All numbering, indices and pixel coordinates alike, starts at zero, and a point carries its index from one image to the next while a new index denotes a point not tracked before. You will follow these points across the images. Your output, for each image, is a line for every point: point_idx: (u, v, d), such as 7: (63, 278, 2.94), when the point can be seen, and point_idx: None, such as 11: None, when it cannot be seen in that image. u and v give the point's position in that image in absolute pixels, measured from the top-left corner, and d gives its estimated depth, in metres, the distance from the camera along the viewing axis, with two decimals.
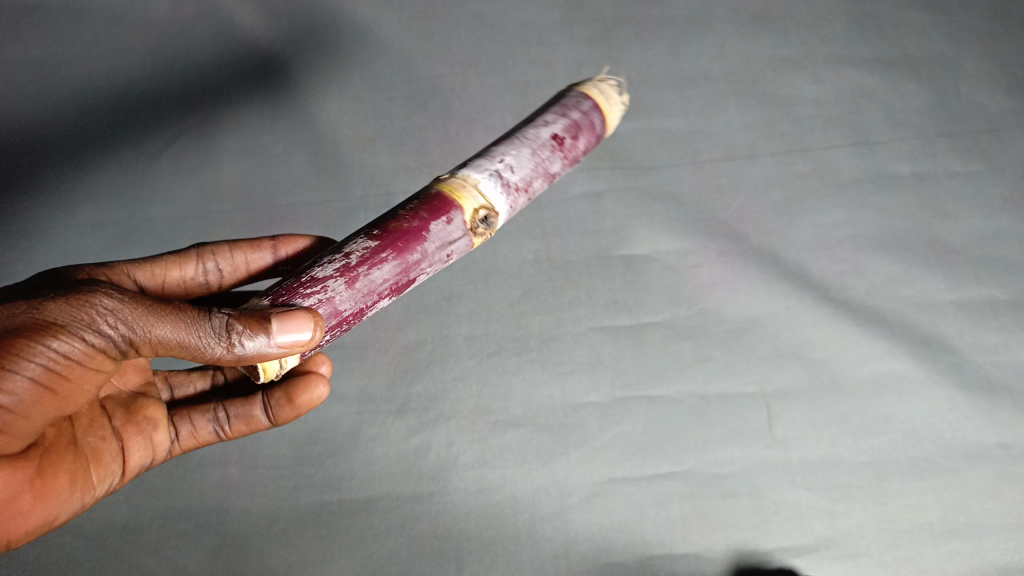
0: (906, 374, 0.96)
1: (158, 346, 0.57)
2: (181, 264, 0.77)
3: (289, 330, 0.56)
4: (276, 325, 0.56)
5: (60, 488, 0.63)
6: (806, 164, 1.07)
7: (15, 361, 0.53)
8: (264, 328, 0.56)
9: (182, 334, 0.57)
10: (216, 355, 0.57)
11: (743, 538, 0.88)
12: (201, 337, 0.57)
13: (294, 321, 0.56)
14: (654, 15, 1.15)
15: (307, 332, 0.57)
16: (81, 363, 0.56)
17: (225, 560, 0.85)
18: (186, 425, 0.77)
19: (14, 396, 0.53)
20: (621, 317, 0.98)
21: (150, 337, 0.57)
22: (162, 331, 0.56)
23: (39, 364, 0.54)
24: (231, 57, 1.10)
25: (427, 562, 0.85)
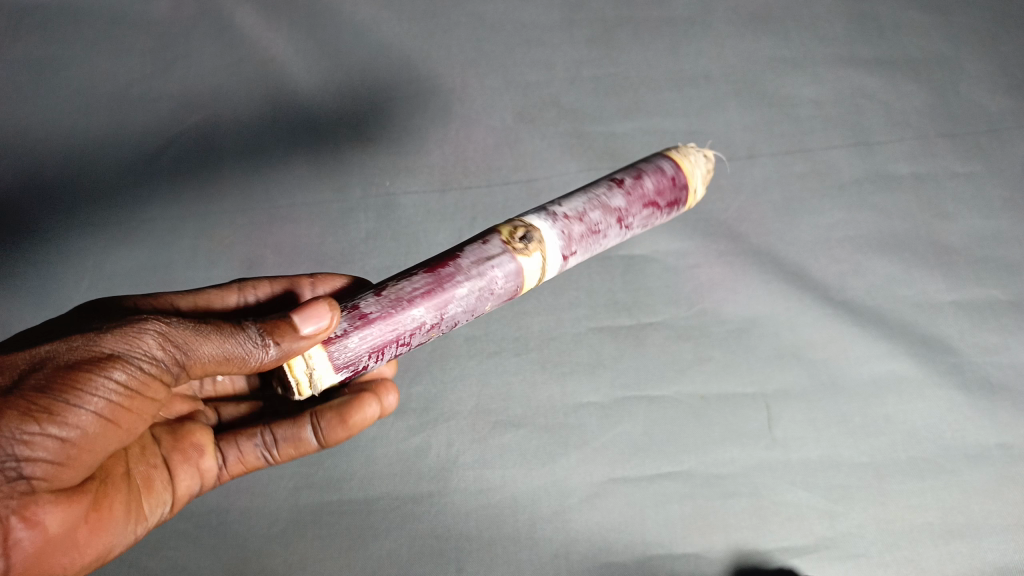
0: (906, 375, 0.96)
1: (206, 364, 0.58)
2: (224, 294, 0.77)
3: (311, 318, 0.58)
4: (295, 320, 0.57)
5: (116, 519, 0.59)
6: (806, 164, 1.07)
7: (75, 392, 0.51)
8: (291, 326, 0.58)
9: (222, 349, 0.57)
10: (258, 361, 0.58)
11: (743, 538, 0.88)
12: (238, 347, 0.57)
13: (313, 310, 0.58)
14: (654, 15, 1.15)
15: (325, 318, 0.58)
16: (139, 390, 0.55)
17: (226, 560, 0.85)
18: (233, 450, 0.72)
19: (76, 430, 0.52)
20: (621, 317, 0.98)
21: (198, 357, 0.57)
22: (206, 351, 0.57)
23: (97, 395, 0.52)
24: (231, 58, 1.10)
25: (427, 563, 0.85)
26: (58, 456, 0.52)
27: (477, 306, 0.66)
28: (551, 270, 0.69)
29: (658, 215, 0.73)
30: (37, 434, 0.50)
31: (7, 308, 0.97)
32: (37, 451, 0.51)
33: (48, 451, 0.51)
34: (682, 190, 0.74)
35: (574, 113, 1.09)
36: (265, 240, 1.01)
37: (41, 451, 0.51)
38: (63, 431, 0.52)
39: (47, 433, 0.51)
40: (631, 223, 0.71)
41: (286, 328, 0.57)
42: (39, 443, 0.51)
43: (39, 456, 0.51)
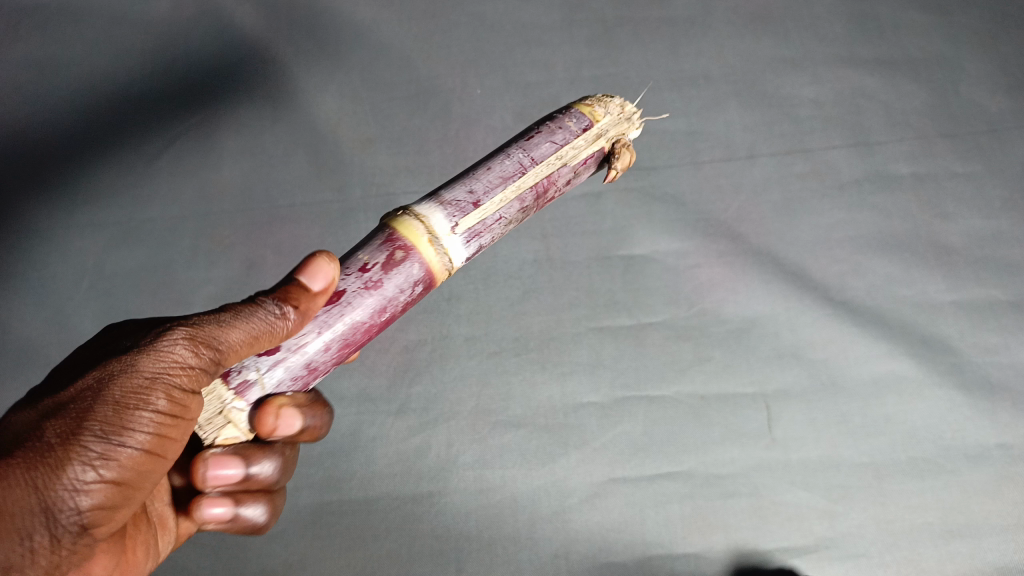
0: (906, 375, 0.96)
1: (246, 356, 0.52)
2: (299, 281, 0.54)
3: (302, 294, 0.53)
4: (304, 280, 0.52)
5: (137, 561, 0.58)
6: (806, 165, 1.07)
7: (122, 431, 0.46)
8: (274, 301, 0.52)
9: (253, 335, 0.51)
10: (287, 334, 0.52)
11: (743, 538, 0.88)
12: (261, 323, 0.51)
13: (314, 265, 0.53)
14: (654, 16, 1.15)
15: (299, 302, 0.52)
16: (181, 416, 0.49)
17: (225, 561, 0.85)
18: None
19: (127, 471, 0.47)
20: (621, 317, 0.98)
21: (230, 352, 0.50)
22: (244, 338, 0.51)
23: (143, 432, 0.47)
24: (230, 57, 1.10)
25: (428, 563, 0.85)
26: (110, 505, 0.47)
27: (347, 263, 0.56)
28: (436, 213, 0.56)
29: (547, 126, 0.61)
30: (88, 484, 0.45)
31: (8, 308, 0.98)
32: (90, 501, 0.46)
33: (100, 501, 0.46)
34: (563, 107, 0.64)
35: None
36: (265, 240, 1.01)
37: (91, 502, 0.46)
38: (109, 478, 0.46)
39: (95, 480, 0.46)
40: (510, 146, 0.60)
41: (299, 290, 0.52)
42: (90, 496, 0.45)
43: (87, 509, 0.46)
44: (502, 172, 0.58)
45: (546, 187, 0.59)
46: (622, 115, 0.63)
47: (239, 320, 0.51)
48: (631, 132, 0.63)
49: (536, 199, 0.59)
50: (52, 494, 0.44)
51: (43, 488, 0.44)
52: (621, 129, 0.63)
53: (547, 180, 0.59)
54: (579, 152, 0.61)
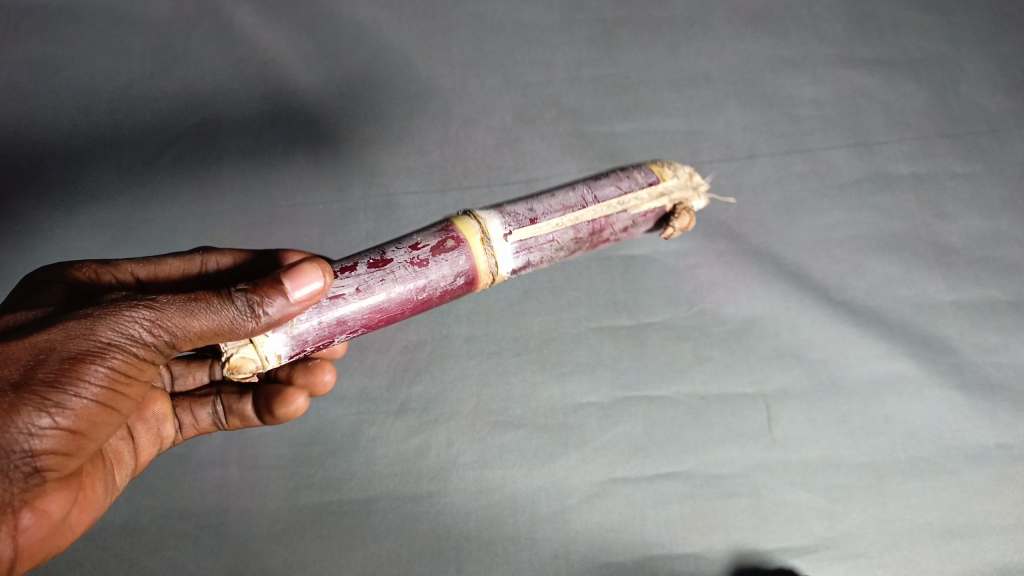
0: (906, 375, 0.96)
1: (197, 339, 0.59)
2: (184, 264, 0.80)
3: (302, 285, 0.60)
4: (290, 286, 0.60)
5: (97, 497, 0.68)
6: (806, 165, 1.07)
7: (74, 383, 0.54)
8: (280, 291, 0.60)
9: (215, 321, 0.59)
10: (249, 329, 0.60)
11: (743, 538, 0.88)
12: (230, 317, 0.59)
13: (302, 274, 0.60)
14: (654, 16, 1.15)
15: (317, 282, 0.61)
16: (126, 375, 0.57)
17: (225, 560, 0.86)
18: (188, 415, 0.80)
19: (77, 418, 0.55)
20: (621, 317, 0.98)
21: (189, 333, 0.58)
22: (200, 323, 0.58)
23: (94, 384, 0.55)
24: (231, 58, 1.10)
25: (428, 563, 0.85)
26: (66, 444, 0.55)
27: (409, 242, 0.70)
28: (496, 220, 0.72)
29: (617, 176, 0.78)
30: (41, 424, 0.53)
31: None
32: (47, 441, 0.54)
33: (56, 439, 0.54)
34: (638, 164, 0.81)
35: (574, 113, 1.08)
36: (265, 240, 1.00)
37: (42, 440, 0.53)
38: (62, 421, 0.54)
39: (49, 422, 0.53)
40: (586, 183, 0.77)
41: (278, 292, 0.60)
42: (41, 435, 0.53)
43: (38, 446, 0.53)
44: (579, 210, 0.75)
45: (602, 225, 0.75)
46: (687, 184, 0.79)
47: (197, 310, 0.58)
48: (691, 198, 0.79)
49: (594, 235, 0.76)
50: (9, 431, 0.51)
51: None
52: (691, 195, 0.79)
53: (605, 221, 0.76)
54: (640, 203, 0.77)
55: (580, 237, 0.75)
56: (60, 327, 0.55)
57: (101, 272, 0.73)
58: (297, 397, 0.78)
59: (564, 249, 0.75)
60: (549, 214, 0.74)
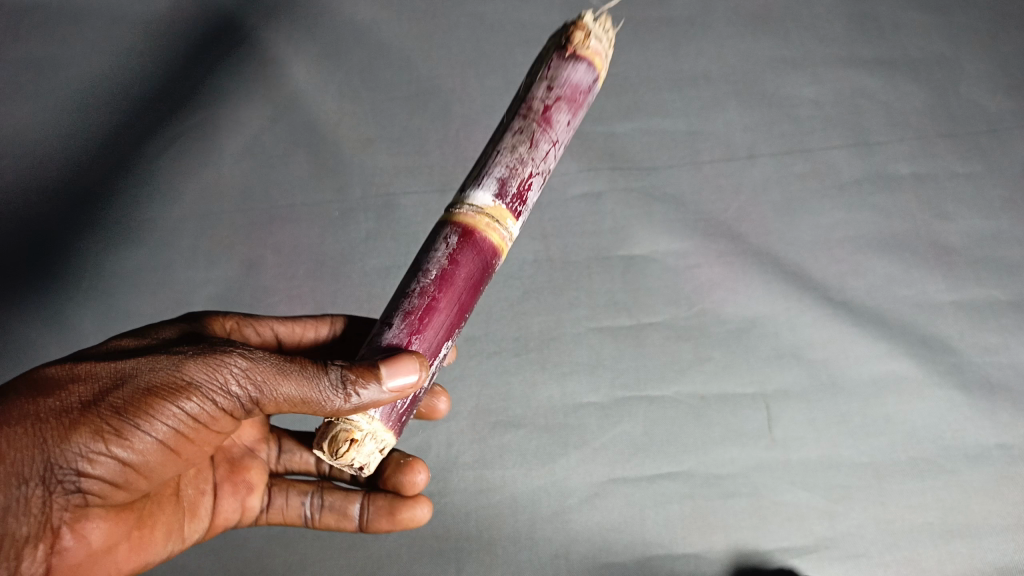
0: (905, 375, 0.96)
1: (281, 404, 0.56)
2: (316, 325, 0.81)
3: (398, 375, 0.52)
4: (384, 372, 0.52)
5: (150, 535, 0.65)
6: (805, 165, 1.07)
7: (142, 418, 0.53)
8: (375, 376, 0.52)
9: (304, 390, 0.54)
10: (334, 407, 0.54)
11: (743, 538, 0.88)
12: (319, 388, 0.54)
13: (402, 366, 0.53)
14: (654, 15, 1.14)
15: (412, 375, 0.53)
16: (191, 419, 0.55)
17: (226, 560, 0.86)
18: (280, 498, 0.76)
19: (136, 452, 0.54)
20: (621, 317, 0.98)
21: (274, 396, 0.55)
22: (287, 388, 0.54)
23: (161, 424, 0.54)
24: (229, 57, 1.10)
25: (428, 563, 0.86)
26: (117, 476, 0.55)
27: None
28: None
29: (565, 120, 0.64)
30: (96, 451, 0.53)
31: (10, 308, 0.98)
32: (97, 470, 0.54)
33: (107, 471, 0.54)
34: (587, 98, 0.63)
35: None
36: (265, 240, 1.02)
37: (92, 465, 0.53)
38: (119, 455, 0.53)
39: (105, 452, 0.53)
40: None
41: (370, 375, 0.52)
42: (95, 459, 0.53)
43: (86, 470, 0.53)
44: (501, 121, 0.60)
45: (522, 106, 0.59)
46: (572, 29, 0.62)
47: (285, 377, 0.55)
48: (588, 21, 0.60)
49: (519, 120, 0.58)
50: (64, 448, 0.52)
51: (55, 440, 0.52)
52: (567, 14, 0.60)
53: (527, 98, 0.59)
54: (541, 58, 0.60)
55: (520, 133, 0.58)
56: (148, 358, 0.55)
57: (241, 325, 0.76)
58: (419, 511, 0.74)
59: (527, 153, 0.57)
60: (489, 151, 0.59)
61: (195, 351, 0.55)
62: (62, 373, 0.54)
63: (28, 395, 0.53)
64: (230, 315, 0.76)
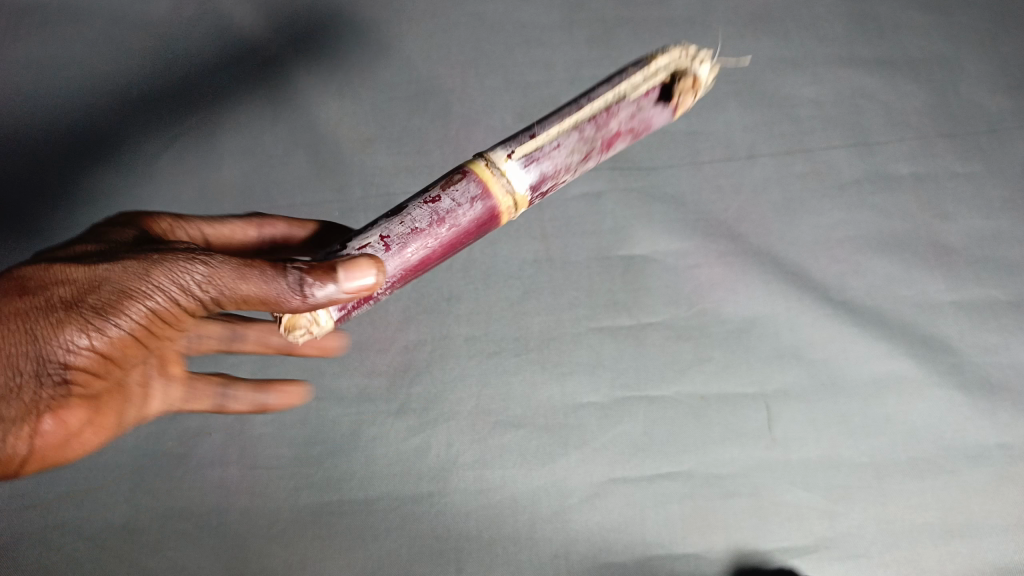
0: (906, 375, 0.96)
1: (240, 303, 0.61)
2: (240, 235, 0.82)
3: (355, 277, 0.57)
4: (342, 275, 0.57)
5: (111, 423, 0.69)
6: (805, 165, 1.07)
7: (117, 313, 0.59)
8: (332, 278, 0.57)
9: (261, 290, 0.59)
10: (290, 306, 0.59)
11: (743, 538, 0.88)
12: (280, 289, 0.58)
13: (357, 268, 0.57)
14: (654, 16, 1.14)
15: (370, 278, 0.57)
16: (162, 314, 0.61)
17: (225, 560, 0.87)
18: (201, 388, 0.82)
19: (105, 340, 0.60)
20: (620, 317, 0.97)
21: (233, 295, 0.60)
22: (246, 288, 0.59)
23: (132, 318, 0.60)
24: (230, 56, 1.10)
25: (428, 563, 0.87)
26: (93, 363, 0.60)
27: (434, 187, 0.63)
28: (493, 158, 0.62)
29: None
30: (79, 341, 0.58)
31: None
32: (79, 357, 0.59)
33: (86, 359, 0.59)
34: None
35: None
36: None
37: (75, 358, 0.59)
38: (95, 345, 0.59)
39: (85, 343, 0.59)
40: None
41: (327, 274, 0.57)
42: (76, 348, 0.58)
43: (70, 362, 0.59)
44: (577, 113, 0.59)
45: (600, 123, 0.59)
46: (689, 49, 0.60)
47: (245, 276, 0.59)
48: (700, 66, 0.59)
49: (592, 126, 0.59)
50: (49, 342, 0.57)
51: (43, 334, 0.57)
52: (682, 59, 0.60)
53: (609, 115, 0.59)
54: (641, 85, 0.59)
55: (586, 142, 0.59)
56: (121, 264, 0.60)
57: (174, 228, 0.77)
58: (298, 393, 0.87)
59: (575, 165, 0.61)
60: (549, 137, 0.59)
61: (162, 256, 0.61)
62: (42, 274, 0.59)
63: (11, 293, 0.58)
64: (161, 215, 0.76)
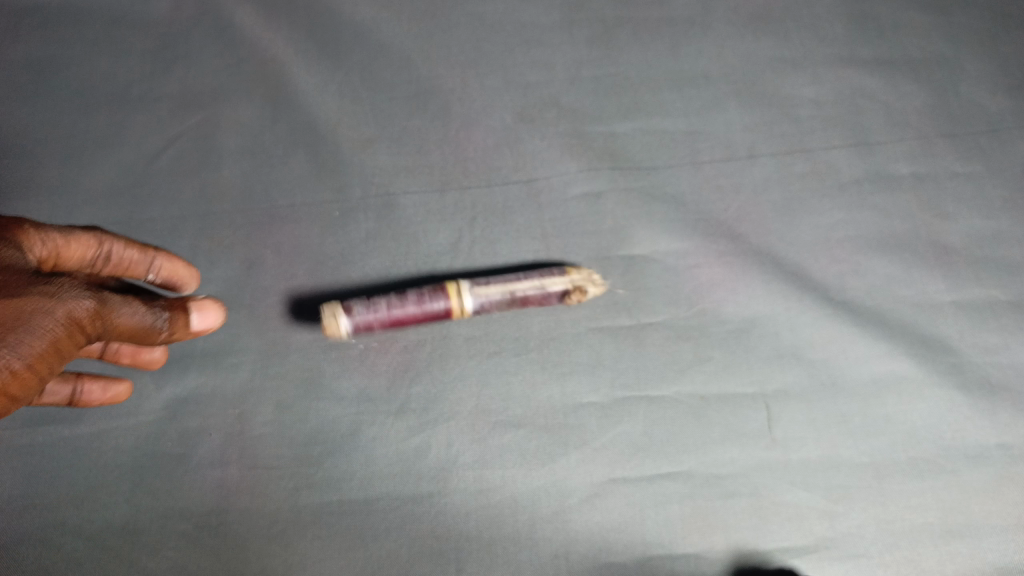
0: (905, 375, 0.96)
1: (119, 334, 0.77)
2: (87, 247, 0.79)
3: (204, 317, 0.84)
4: (192, 316, 0.83)
5: None
6: (806, 165, 1.06)
7: (12, 335, 0.65)
8: (188, 317, 0.83)
9: (142, 322, 0.78)
10: (158, 338, 0.81)
11: (743, 538, 0.89)
12: (156, 322, 0.79)
13: (205, 311, 0.84)
14: (653, 16, 1.14)
15: (214, 317, 0.85)
16: (72, 347, 0.70)
17: (225, 561, 0.87)
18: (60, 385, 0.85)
19: (25, 359, 0.65)
20: (621, 317, 0.97)
21: (120, 324, 0.76)
22: (129, 321, 0.77)
23: (44, 339, 0.67)
24: (230, 58, 1.10)
25: (427, 563, 0.87)
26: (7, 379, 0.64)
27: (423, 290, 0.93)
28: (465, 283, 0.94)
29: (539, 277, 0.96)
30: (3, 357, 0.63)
31: None
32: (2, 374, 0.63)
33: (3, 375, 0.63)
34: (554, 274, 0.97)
35: (574, 114, 1.08)
36: (266, 240, 1.01)
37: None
38: (20, 362, 0.65)
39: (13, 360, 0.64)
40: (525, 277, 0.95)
41: (181, 316, 0.82)
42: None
43: None
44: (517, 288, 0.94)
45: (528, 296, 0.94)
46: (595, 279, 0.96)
47: (138, 312, 0.77)
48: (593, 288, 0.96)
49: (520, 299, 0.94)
50: None
51: None
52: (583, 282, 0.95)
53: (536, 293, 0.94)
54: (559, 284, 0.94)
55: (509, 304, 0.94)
56: (28, 299, 0.68)
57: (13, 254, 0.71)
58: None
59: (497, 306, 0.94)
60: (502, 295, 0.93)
61: (56, 292, 0.70)
62: None
63: None
64: (12, 222, 0.72)
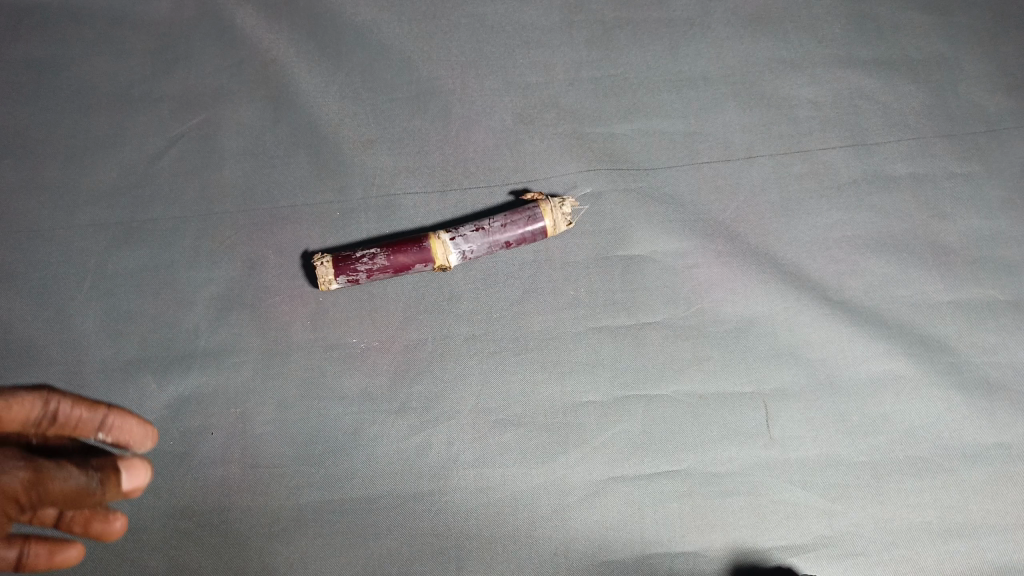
0: (904, 374, 0.97)
1: (53, 500, 0.74)
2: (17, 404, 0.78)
3: (134, 477, 0.79)
4: (122, 476, 0.78)
5: None
6: (804, 165, 1.07)
7: None
8: (116, 478, 0.78)
9: (69, 484, 0.74)
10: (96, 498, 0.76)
11: (741, 537, 0.89)
12: (84, 484, 0.75)
13: (135, 474, 0.79)
14: (653, 17, 1.15)
15: (143, 478, 0.80)
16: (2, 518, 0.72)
17: (226, 559, 0.88)
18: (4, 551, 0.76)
19: None
20: (620, 317, 0.98)
21: (52, 489, 0.73)
22: (58, 486, 0.74)
23: None
24: (231, 59, 1.11)
25: (427, 561, 0.87)
26: None
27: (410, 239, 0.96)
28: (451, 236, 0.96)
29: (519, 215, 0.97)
30: None
31: (9, 308, 0.98)
32: None
33: None
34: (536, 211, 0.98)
35: (573, 114, 1.09)
36: (266, 240, 1.01)
37: None
38: None
39: None
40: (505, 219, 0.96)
41: (112, 475, 0.77)
42: None
43: None
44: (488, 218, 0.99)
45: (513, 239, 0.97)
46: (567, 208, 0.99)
47: (63, 474, 0.74)
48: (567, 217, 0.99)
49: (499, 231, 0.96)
50: None
51: None
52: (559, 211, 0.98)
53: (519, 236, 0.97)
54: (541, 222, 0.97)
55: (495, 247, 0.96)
56: None
57: None
58: None
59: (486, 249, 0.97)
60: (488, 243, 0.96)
61: None
62: None
63: None
64: None
